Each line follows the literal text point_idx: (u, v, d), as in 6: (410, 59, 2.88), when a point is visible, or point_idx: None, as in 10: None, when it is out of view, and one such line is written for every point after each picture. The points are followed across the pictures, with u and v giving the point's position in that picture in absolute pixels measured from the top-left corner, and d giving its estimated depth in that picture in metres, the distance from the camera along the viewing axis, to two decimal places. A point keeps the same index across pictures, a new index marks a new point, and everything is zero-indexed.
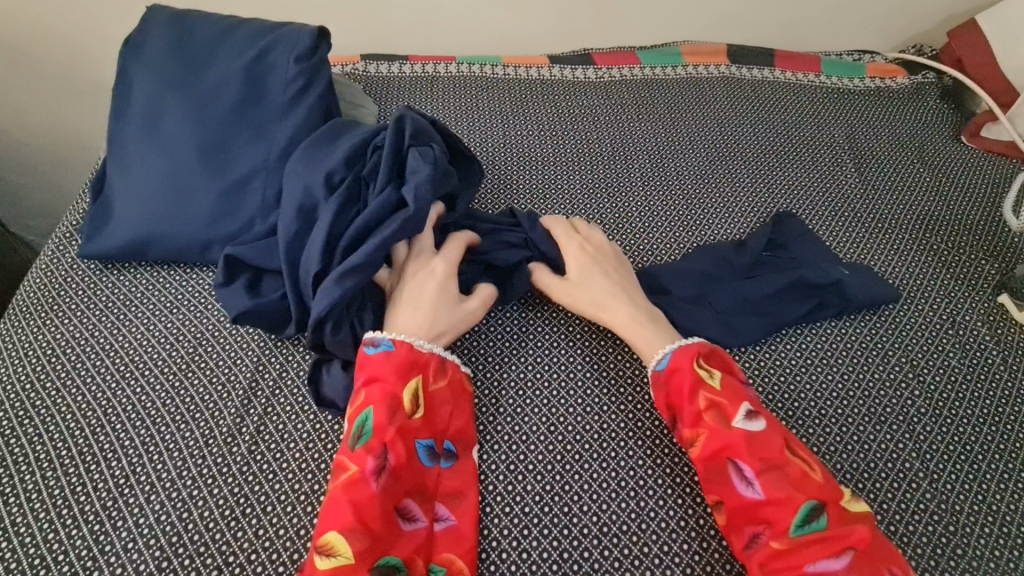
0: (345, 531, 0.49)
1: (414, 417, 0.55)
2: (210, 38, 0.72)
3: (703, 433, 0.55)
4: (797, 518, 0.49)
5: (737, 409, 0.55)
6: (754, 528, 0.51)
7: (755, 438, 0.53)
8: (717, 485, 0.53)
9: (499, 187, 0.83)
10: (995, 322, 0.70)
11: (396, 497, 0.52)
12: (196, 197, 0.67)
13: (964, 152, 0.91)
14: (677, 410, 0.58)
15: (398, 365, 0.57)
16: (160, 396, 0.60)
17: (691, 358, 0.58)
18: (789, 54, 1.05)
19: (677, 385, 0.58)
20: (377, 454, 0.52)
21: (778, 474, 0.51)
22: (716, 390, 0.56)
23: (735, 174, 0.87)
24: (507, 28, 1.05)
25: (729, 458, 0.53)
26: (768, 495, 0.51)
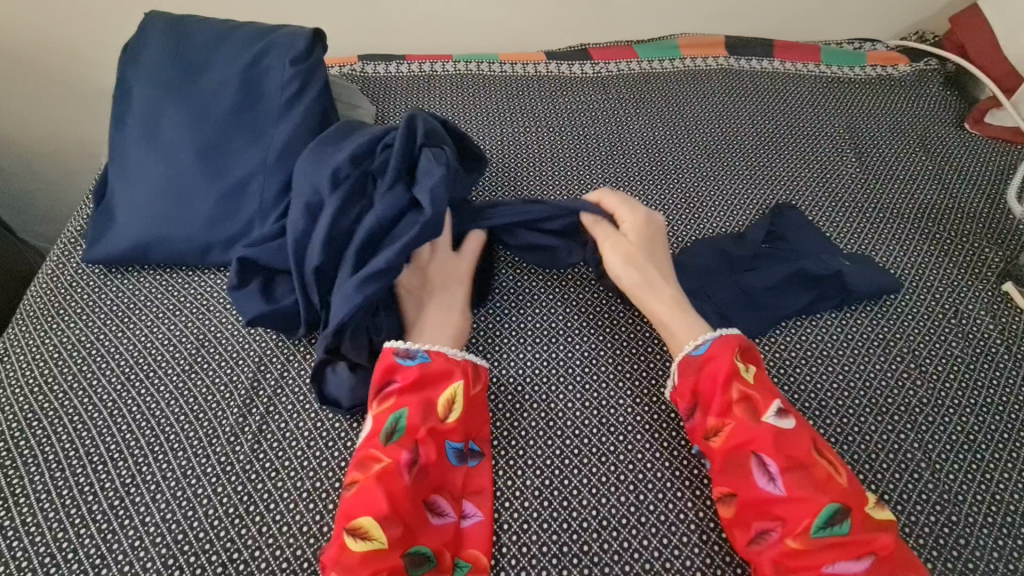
0: (380, 519, 0.49)
1: (447, 422, 0.56)
2: (207, 43, 0.73)
3: (730, 424, 0.54)
4: (819, 520, 0.49)
5: (768, 405, 0.54)
6: (768, 524, 0.51)
7: (785, 435, 0.53)
8: (737, 477, 0.53)
9: (497, 184, 0.83)
10: (999, 310, 0.70)
11: (425, 493, 0.53)
12: (196, 200, 0.68)
13: (967, 139, 0.90)
14: (702, 399, 0.57)
15: (433, 371, 0.58)
16: (164, 396, 0.61)
17: (730, 350, 0.57)
18: (788, 44, 1.04)
19: (708, 374, 0.57)
20: (409, 449, 0.53)
21: (805, 474, 0.51)
22: (749, 384, 0.55)
23: (733, 165, 0.86)
24: (504, 24, 1.05)
25: (753, 451, 0.53)
26: (790, 493, 0.51)
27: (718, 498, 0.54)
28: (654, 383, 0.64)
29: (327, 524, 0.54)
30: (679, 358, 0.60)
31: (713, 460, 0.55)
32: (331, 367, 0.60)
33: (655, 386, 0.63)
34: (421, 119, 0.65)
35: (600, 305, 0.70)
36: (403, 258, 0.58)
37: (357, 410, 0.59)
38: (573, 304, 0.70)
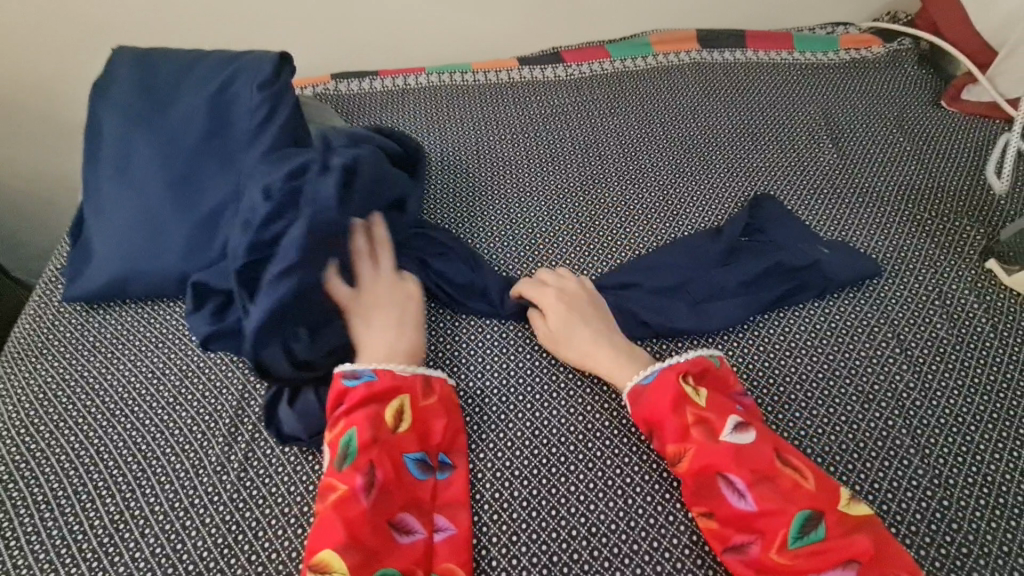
0: (340, 548, 0.49)
1: (396, 432, 0.56)
2: (174, 73, 0.73)
3: (691, 448, 0.54)
4: (794, 529, 0.49)
5: (725, 422, 0.54)
6: (746, 538, 0.51)
7: (744, 451, 0.53)
8: (705, 497, 0.53)
9: (474, 195, 0.83)
10: (983, 287, 0.69)
11: (387, 512, 0.52)
12: (171, 232, 0.68)
13: (944, 117, 0.90)
14: (658, 426, 0.57)
15: (376, 390, 0.57)
16: (150, 430, 0.61)
17: (677, 377, 0.57)
18: (760, 33, 1.04)
19: (657, 401, 0.57)
20: (364, 472, 0.53)
21: (772, 486, 0.51)
22: (699, 406, 0.56)
23: (710, 159, 0.86)
24: (474, 32, 1.05)
25: (719, 472, 0.52)
26: (761, 507, 0.50)
27: (696, 517, 0.53)
28: None
29: None
30: (628, 390, 0.59)
31: (683, 482, 0.54)
32: (278, 409, 0.60)
33: None
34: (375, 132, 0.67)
35: None
36: None
37: (317, 438, 0.59)
38: None
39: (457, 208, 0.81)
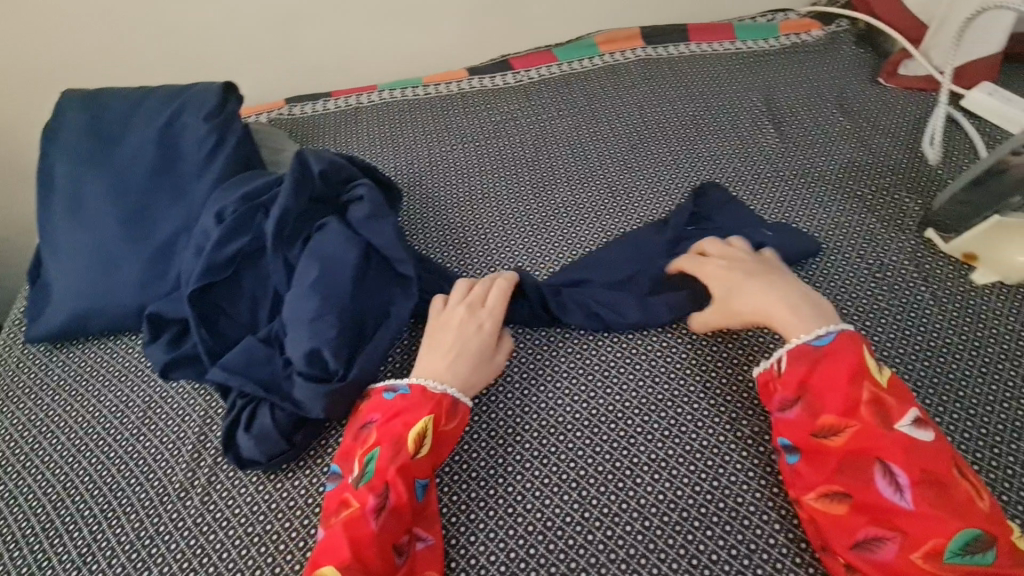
0: (342, 568, 0.49)
1: (416, 456, 0.55)
2: (122, 111, 0.75)
3: (856, 426, 0.51)
4: (953, 543, 0.46)
5: (903, 412, 0.51)
6: (883, 533, 0.48)
7: (922, 445, 0.49)
8: (854, 480, 0.50)
9: (429, 207, 0.85)
10: (921, 257, 0.71)
11: (396, 534, 0.52)
12: (125, 266, 0.69)
13: (882, 94, 0.92)
14: (815, 395, 0.53)
15: (407, 408, 0.57)
16: (115, 463, 0.62)
17: (860, 350, 0.53)
18: (702, 26, 1.06)
19: (826, 371, 0.53)
20: (378, 492, 0.53)
21: (938, 491, 0.47)
22: (881, 388, 0.52)
23: (658, 153, 0.88)
24: (423, 47, 1.07)
25: (878, 458, 0.49)
26: (918, 508, 0.47)
27: (827, 494, 0.51)
28: (590, 379, 0.65)
29: (279, 565, 0.54)
30: (795, 346, 0.56)
31: (827, 459, 0.51)
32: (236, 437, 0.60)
33: (591, 381, 0.65)
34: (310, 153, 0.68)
35: None
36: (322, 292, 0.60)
37: (277, 459, 0.59)
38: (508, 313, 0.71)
39: (412, 220, 0.83)
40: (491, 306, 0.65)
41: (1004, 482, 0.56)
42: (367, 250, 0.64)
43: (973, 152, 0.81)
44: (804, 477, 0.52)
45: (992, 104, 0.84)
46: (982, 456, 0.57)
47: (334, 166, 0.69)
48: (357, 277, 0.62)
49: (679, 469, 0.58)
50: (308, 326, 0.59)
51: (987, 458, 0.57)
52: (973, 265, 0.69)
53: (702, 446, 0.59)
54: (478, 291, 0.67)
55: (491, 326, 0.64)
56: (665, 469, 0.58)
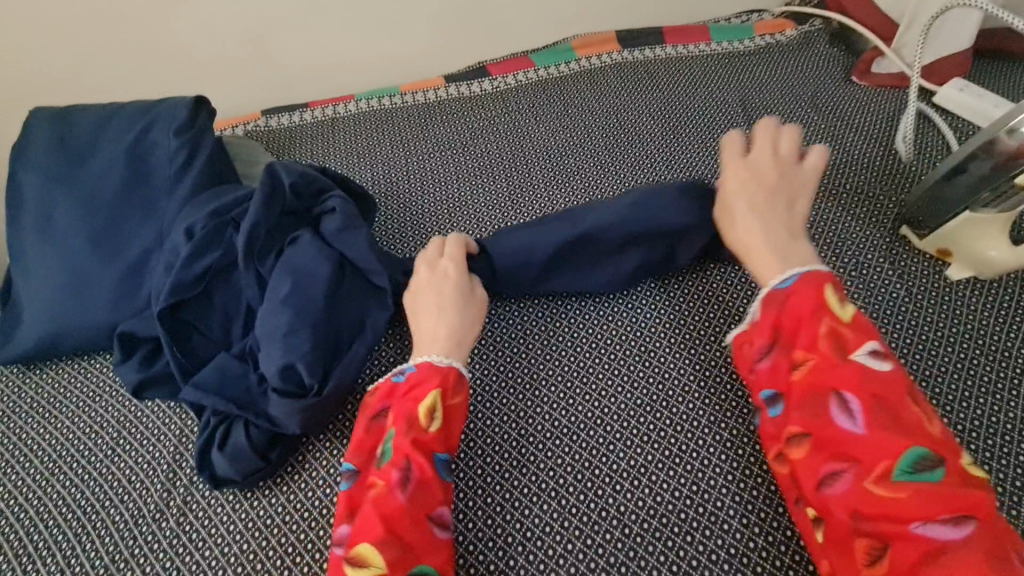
0: (376, 543, 0.48)
1: (430, 430, 0.54)
2: (92, 128, 0.74)
3: (814, 359, 0.50)
4: (904, 464, 0.43)
5: (861, 343, 0.49)
6: (838, 466, 0.46)
7: (876, 373, 0.47)
8: (812, 414, 0.48)
9: (407, 215, 0.84)
10: (898, 254, 0.72)
11: (425, 507, 0.51)
12: (97, 284, 0.68)
13: (856, 92, 0.92)
14: (779, 335, 0.53)
15: (414, 385, 0.56)
16: (89, 485, 0.61)
17: (822, 284, 0.52)
18: (677, 29, 1.06)
19: (790, 309, 0.53)
20: (400, 468, 0.52)
21: (892, 416, 0.45)
22: (842, 321, 0.50)
23: (635, 156, 0.88)
24: (400, 55, 1.07)
25: (834, 389, 0.48)
26: (871, 434, 0.45)
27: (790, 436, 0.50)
28: (568, 386, 0.65)
29: None
30: (765, 292, 0.55)
31: (791, 398, 0.50)
32: (210, 455, 0.59)
33: (570, 389, 0.65)
34: (283, 165, 0.68)
35: (510, 317, 0.71)
36: (296, 305, 0.60)
37: (253, 477, 0.58)
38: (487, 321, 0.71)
39: (390, 230, 0.83)
40: (449, 256, 0.65)
41: None
42: (340, 262, 0.64)
43: (946, 148, 0.81)
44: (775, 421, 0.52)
45: (963, 100, 0.84)
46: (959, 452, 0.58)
47: (306, 177, 0.68)
48: (330, 290, 0.61)
49: (658, 475, 0.58)
50: (281, 341, 0.58)
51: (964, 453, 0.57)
52: (948, 261, 0.70)
53: (680, 450, 0.59)
54: (435, 246, 0.67)
55: (455, 272, 0.64)
56: (644, 475, 0.59)
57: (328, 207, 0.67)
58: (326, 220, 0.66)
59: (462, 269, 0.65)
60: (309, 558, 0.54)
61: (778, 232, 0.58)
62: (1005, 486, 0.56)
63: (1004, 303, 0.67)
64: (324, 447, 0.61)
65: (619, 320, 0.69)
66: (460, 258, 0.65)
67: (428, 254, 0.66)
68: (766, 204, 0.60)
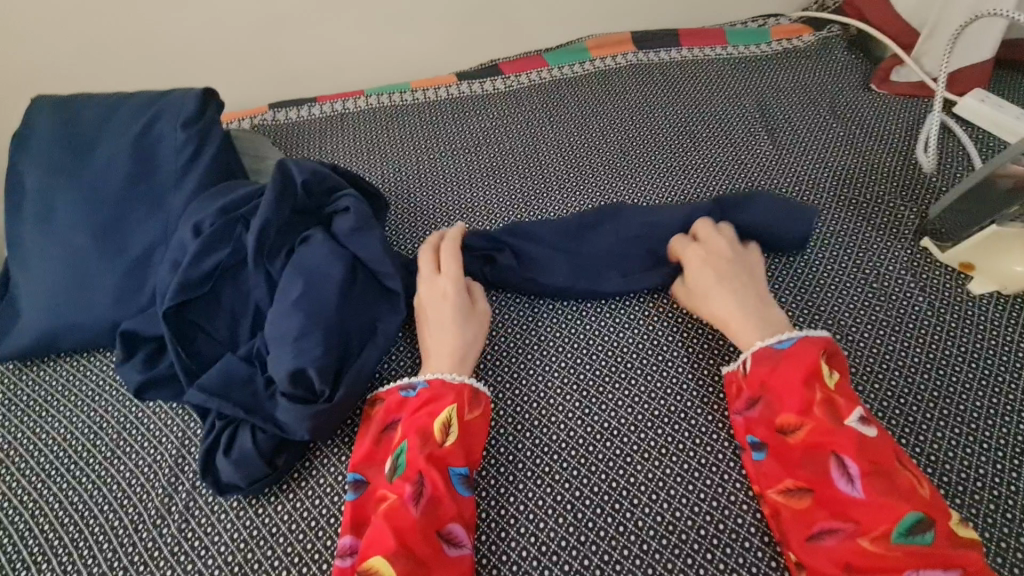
0: (389, 556, 0.47)
1: (445, 445, 0.54)
2: (96, 118, 0.72)
3: (810, 422, 0.52)
4: (900, 526, 0.46)
5: (851, 409, 0.52)
6: (837, 525, 0.48)
7: (868, 439, 0.50)
8: (808, 475, 0.51)
9: (418, 215, 0.82)
10: (919, 267, 0.70)
11: (437, 522, 0.51)
12: (99, 280, 0.66)
13: (875, 100, 0.91)
14: (774, 394, 0.55)
15: (429, 399, 0.57)
16: (87, 488, 0.59)
17: (814, 349, 0.55)
18: (693, 31, 1.04)
19: (783, 372, 0.55)
20: (414, 481, 0.52)
21: (886, 480, 0.48)
22: (831, 387, 0.53)
23: (650, 159, 0.86)
24: (411, 51, 1.05)
25: (830, 452, 0.51)
26: (867, 497, 0.48)
27: (788, 492, 0.52)
28: (585, 395, 0.64)
29: None
30: (756, 350, 0.58)
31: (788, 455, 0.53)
32: (216, 460, 0.57)
33: (585, 398, 0.63)
34: (294, 162, 0.65)
35: (527, 322, 0.70)
36: (306, 307, 0.58)
37: (258, 485, 0.56)
38: (501, 326, 0.69)
39: (400, 229, 0.81)
40: (446, 272, 0.65)
41: (1007, 499, 0.55)
42: (352, 264, 0.62)
43: (966, 160, 0.80)
44: (764, 474, 0.53)
45: (984, 111, 0.83)
46: (985, 472, 0.56)
47: (318, 175, 0.66)
48: (342, 292, 0.60)
49: (677, 489, 0.57)
50: (291, 344, 0.57)
51: (989, 474, 0.56)
52: (970, 274, 0.69)
53: (700, 464, 0.58)
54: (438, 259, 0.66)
55: (454, 289, 0.63)
56: (662, 489, 0.57)
57: (341, 207, 0.65)
58: (338, 219, 0.64)
59: (465, 287, 0.64)
60: (316, 568, 0.53)
61: (750, 301, 0.62)
62: None
63: None
64: (333, 453, 0.59)
65: (638, 328, 0.68)
66: (458, 273, 0.64)
67: (426, 269, 0.66)
68: (731, 280, 0.63)
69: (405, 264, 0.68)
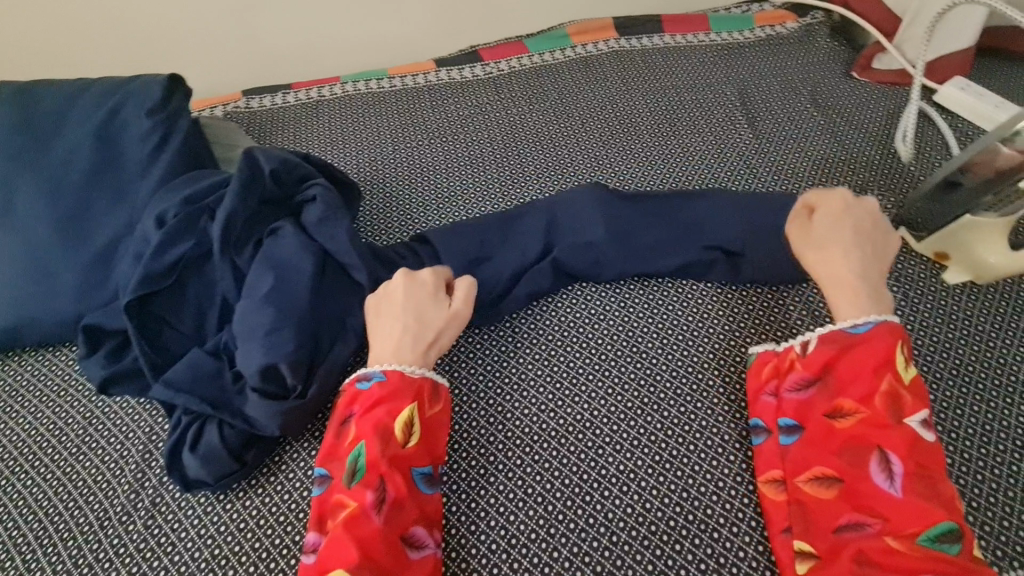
0: (352, 569, 0.47)
1: (406, 448, 0.53)
2: (58, 105, 0.70)
3: (866, 412, 0.50)
4: (930, 531, 0.45)
5: (916, 410, 0.50)
6: (863, 518, 0.48)
7: (923, 442, 0.48)
8: (848, 463, 0.50)
9: (395, 205, 0.81)
10: (895, 256, 0.70)
11: (401, 527, 0.50)
12: (61, 273, 0.64)
13: (856, 88, 0.90)
14: (834, 379, 0.53)
15: (385, 397, 0.54)
16: (51, 485, 0.58)
17: (892, 341, 0.52)
18: (676, 17, 1.03)
19: (854, 357, 0.53)
20: (374, 488, 0.50)
21: (928, 484, 0.47)
22: (901, 383, 0.51)
23: (630, 148, 0.85)
24: (388, 36, 1.03)
25: (877, 446, 0.49)
26: (906, 496, 0.47)
27: (819, 477, 0.51)
28: (558, 386, 0.64)
29: None
30: (826, 331, 0.55)
31: (832, 439, 0.51)
32: (182, 454, 0.56)
33: (574, 389, 0.63)
34: (260, 151, 0.63)
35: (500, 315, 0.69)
36: (272, 300, 0.57)
37: (226, 480, 0.55)
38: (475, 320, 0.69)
39: (375, 220, 0.79)
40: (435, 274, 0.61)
41: (973, 487, 0.55)
42: (322, 256, 0.61)
43: (945, 150, 0.80)
44: (798, 456, 0.53)
45: (964, 100, 0.83)
46: (952, 462, 0.57)
47: (285, 164, 0.64)
48: (312, 286, 0.58)
49: (648, 480, 0.57)
50: (258, 338, 0.55)
51: (957, 462, 0.57)
52: (945, 264, 0.69)
53: (671, 455, 0.58)
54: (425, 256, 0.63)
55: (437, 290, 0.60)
56: (634, 480, 0.57)
57: (309, 196, 0.64)
58: (308, 211, 0.63)
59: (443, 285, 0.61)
60: (284, 563, 0.52)
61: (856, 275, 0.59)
62: (997, 496, 0.55)
63: (1001, 309, 0.65)
64: (302, 448, 0.58)
65: (614, 320, 0.67)
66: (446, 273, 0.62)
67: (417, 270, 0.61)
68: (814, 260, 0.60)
69: (377, 255, 0.66)
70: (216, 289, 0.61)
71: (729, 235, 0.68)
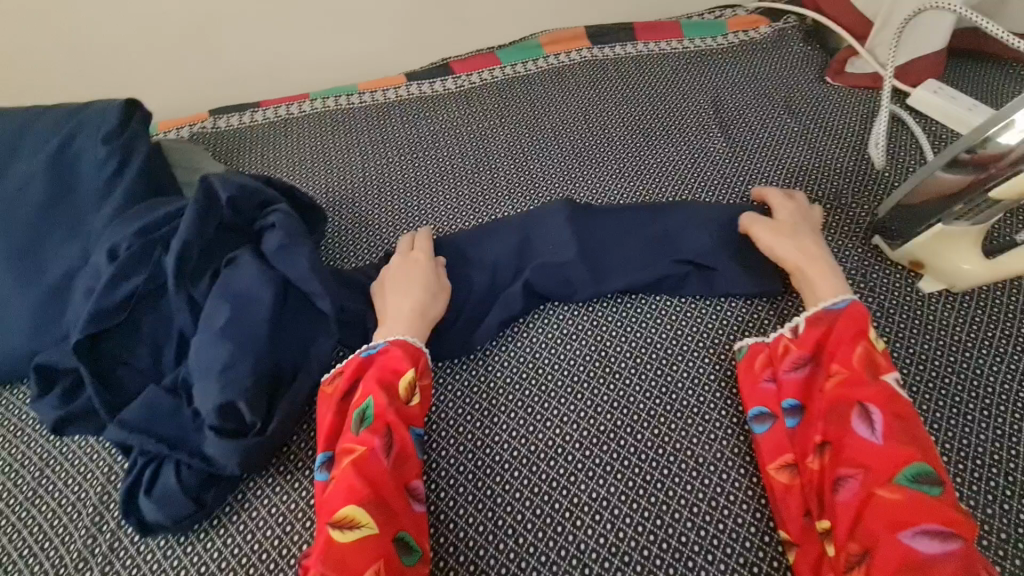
0: (361, 502, 0.47)
1: (409, 405, 0.55)
2: (11, 134, 0.68)
3: (846, 376, 0.52)
4: (909, 474, 0.46)
5: (890, 370, 0.52)
6: (849, 473, 0.48)
7: (901, 397, 0.50)
8: (833, 424, 0.50)
9: (364, 226, 0.80)
10: (871, 265, 0.69)
11: (403, 478, 0.52)
12: (14, 309, 0.62)
13: (830, 93, 0.90)
14: (823, 354, 0.55)
15: (390, 360, 0.56)
16: (4, 532, 0.56)
17: (867, 317, 0.55)
18: (649, 24, 1.01)
19: (837, 330, 0.55)
20: (383, 433, 0.52)
21: (908, 432, 0.48)
22: (875, 347, 0.53)
23: (603, 160, 0.84)
24: (358, 50, 1.01)
25: (856, 402, 0.50)
26: (887, 443, 0.47)
27: (814, 446, 0.51)
28: (529, 414, 0.62)
29: None
30: (812, 312, 0.58)
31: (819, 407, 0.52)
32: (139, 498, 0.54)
33: (564, 392, 0.63)
34: (219, 176, 0.62)
35: None
36: (229, 334, 0.55)
37: (184, 522, 0.53)
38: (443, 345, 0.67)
39: (344, 242, 0.78)
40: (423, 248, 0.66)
41: None
42: (282, 285, 0.59)
43: (919, 154, 0.79)
44: (800, 434, 0.53)
45: (938, 103, 0.82)
46: None
47: (244, 190, 0.62)
48: (272, 317, 0.57)
49: (620, 509, 0.56)
50: (214, 374, 0.54)
51: None
52: (920, 272, 0.68)
53: (643, 482, 0.57)
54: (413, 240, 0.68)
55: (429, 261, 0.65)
56: (606, 508, 0.56)
57: (269, 223, 0.62)
58: (268, 238, 0.61)
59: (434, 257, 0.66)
60: None
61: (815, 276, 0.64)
62: (975, 512, 0.54)
63: (977, 317, 0.65)
64: (266, 484, 0.57)
65: (586, 341, 0.66)
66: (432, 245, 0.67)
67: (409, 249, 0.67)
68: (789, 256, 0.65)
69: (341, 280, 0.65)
70: (173, 323, 0.59)
71: (701, 250, 0.67)
